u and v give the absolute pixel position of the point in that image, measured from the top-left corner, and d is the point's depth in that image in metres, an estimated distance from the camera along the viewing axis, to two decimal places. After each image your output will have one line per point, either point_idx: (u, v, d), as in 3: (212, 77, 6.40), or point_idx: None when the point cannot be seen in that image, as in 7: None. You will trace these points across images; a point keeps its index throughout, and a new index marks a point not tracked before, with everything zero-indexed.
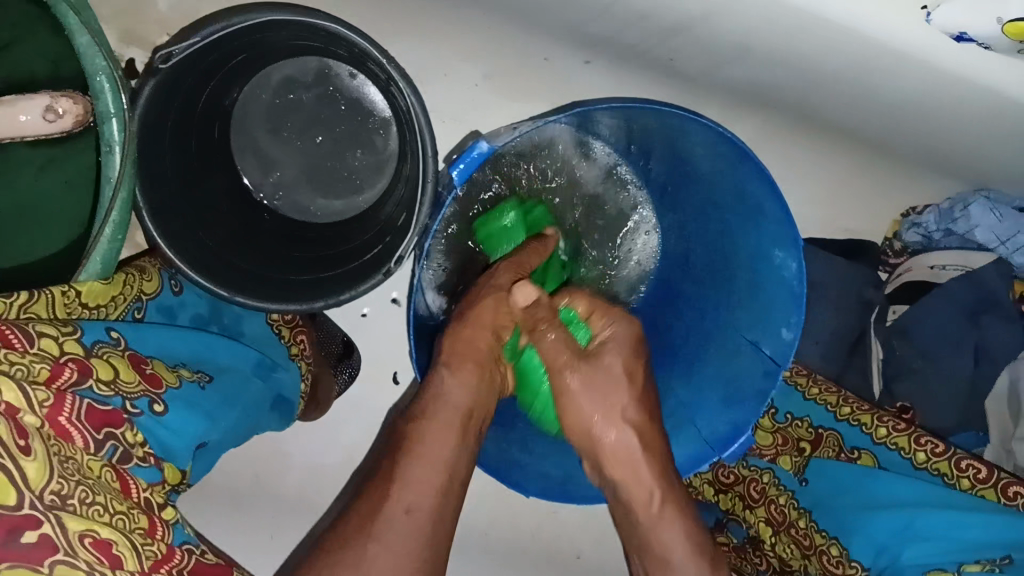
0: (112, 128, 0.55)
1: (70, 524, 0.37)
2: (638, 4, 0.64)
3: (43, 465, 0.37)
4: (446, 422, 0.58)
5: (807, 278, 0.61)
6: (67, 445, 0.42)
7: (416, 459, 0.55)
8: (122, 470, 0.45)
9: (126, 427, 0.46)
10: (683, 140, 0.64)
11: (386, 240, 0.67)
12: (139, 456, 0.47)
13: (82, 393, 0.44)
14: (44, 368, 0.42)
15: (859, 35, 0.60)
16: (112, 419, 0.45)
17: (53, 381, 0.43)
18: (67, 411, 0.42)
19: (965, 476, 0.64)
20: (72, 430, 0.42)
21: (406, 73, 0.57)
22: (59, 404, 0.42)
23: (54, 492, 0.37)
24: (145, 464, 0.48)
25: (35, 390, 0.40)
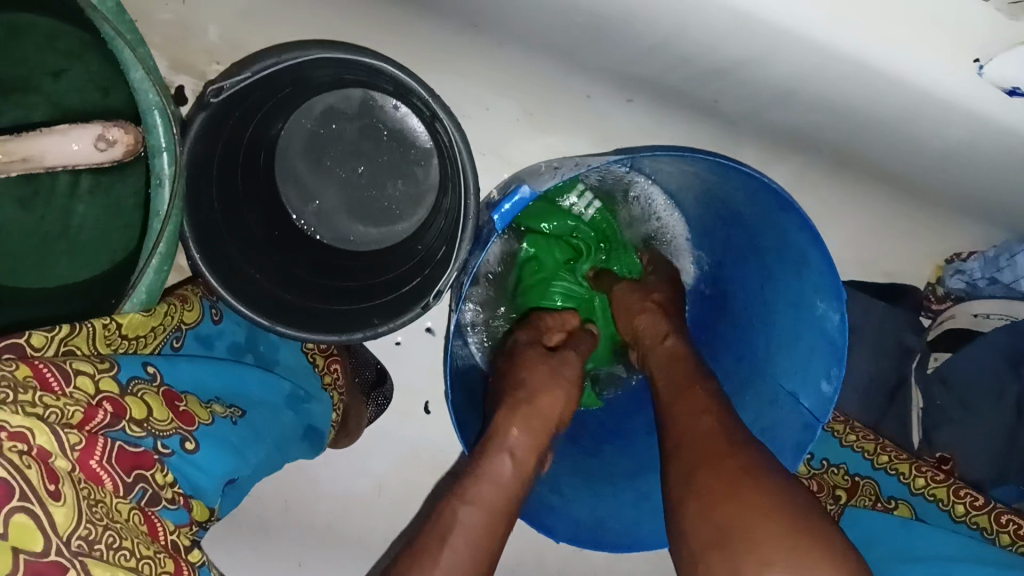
0: (163, 162, 0.54)
1: (96, 569, 0.37)
2: (681, 48, 0.64)
3: (73, 509, 0.38)
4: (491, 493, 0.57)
5: (849, 331, 0.60)
6: (97, 488, 0.42)
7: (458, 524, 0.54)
8: (150, 511, 0.46)
9: (156, 469, 0.47)
10: (725, 184, 0.63)
11: (424, 273, 0.67)
12: (167, 498, 0.47)
13: (114, 435, 0.45)
14: (77, 411, 0.43)
15: (905, 84, 0.59)
16: (142, 461, 0.46)
17: (86, 423, 0.44)
18: (98, 454, 0.43)
19: (1005, 530, 0.67)
20: (102, 473, 0.43)
21: (450, 109, 0.58)
22: (91, 448, 0.42)
23: (81, 538, 0.38)
24: (173, 505, 0.48)
25: (67, 433, 0.41)
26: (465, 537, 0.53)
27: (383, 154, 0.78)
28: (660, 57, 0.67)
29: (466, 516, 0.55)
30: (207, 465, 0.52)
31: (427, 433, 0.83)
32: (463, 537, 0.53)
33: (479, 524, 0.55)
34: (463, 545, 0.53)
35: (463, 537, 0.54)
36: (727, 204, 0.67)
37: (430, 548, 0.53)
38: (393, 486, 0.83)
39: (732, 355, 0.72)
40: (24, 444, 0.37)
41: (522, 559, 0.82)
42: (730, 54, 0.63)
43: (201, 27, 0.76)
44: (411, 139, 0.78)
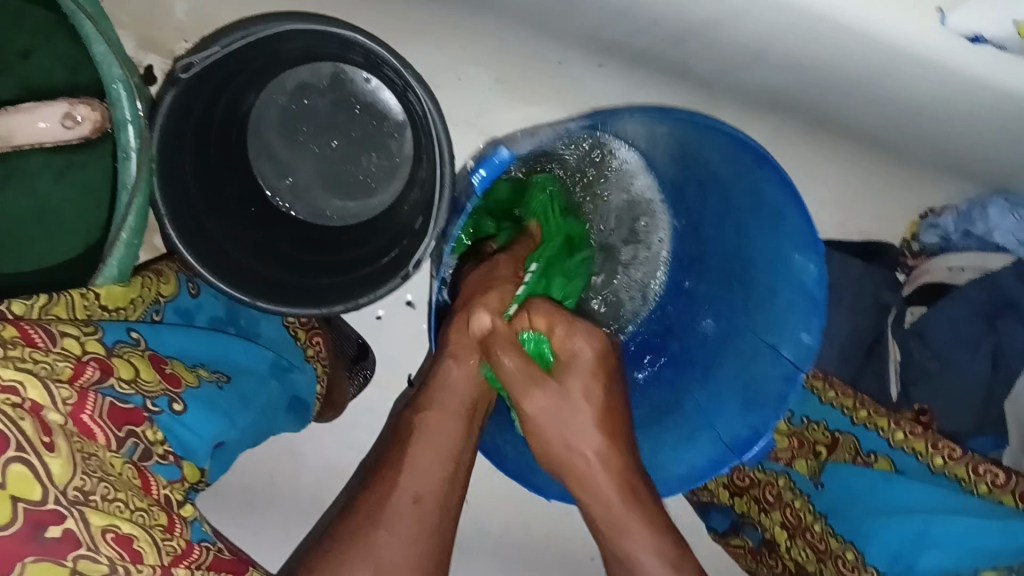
0: (129, 136, 0.56)
1: (93, 519, 0.38)
2: (650, 10, 0.64)
3: (68, 460, 0.38)
4: (447, 409, 0.59)
5: (828, 283, 0.60)
6: (90, 442, 0.42)
7: (422, 445, 0.57)
8: (143, 467, 0.46)
9: (147, 425, 0.47)
10: (706, 143, 0.63)
11: (402, 243, 0.67)
12: (159, 454, 0.47)
13: (104, 391, 0.45)
14: (66, 366, 0.43)
15: (873, 41, 0.59)
16: (134, 418, 0.46)
17: (76, 378, 0.43)
18: (88, 408, 0.43)
19: (982, 481, 0.64)
20: (94, 427, 0.43)
21: (422, 78, 0.57)
22: (81, 402, 0.42)
23: (77, 488, 0.38)
24: (165, 461, 0.48)
25: (58, 386, 0.41)
26: (428, 445, 0.57)
27: (356, 127, 0.78)
28: (631, 20, 0.67)
29: (432, 424, 0.59)
30: (196, 426, 0.51)
31: None
32: (427, 446, 0.57)
33: (444, 435, 0.58)
34: (428, 454, 0.57)
35: (427, 446, 0.57)
36: (702, 165, 0.67)
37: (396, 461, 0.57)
38: None
39: (710, 315, 0.73)
40: (17, 397, 0.37)
41: (509, 525, 0.83)
42: (700, 15, 0.63)
43: (167, 3, 0.75)
44: (384, 112, 0.77)
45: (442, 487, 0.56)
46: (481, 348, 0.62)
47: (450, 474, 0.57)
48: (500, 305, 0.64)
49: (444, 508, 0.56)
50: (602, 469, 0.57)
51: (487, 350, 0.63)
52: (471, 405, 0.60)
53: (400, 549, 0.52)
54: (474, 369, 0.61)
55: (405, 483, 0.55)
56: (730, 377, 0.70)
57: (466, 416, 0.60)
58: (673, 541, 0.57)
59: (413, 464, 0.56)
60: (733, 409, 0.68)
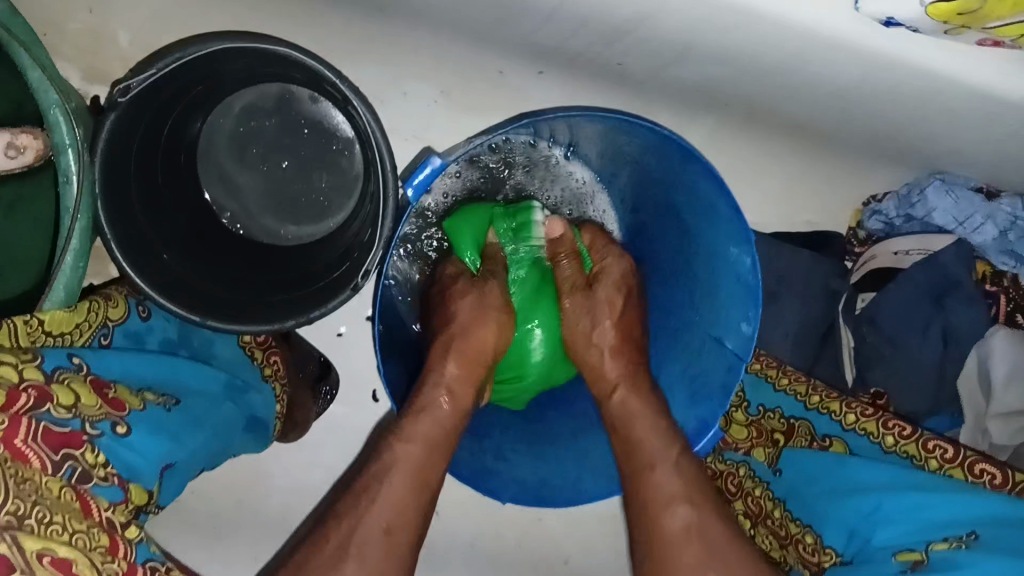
0: (68, 159, 0.53)
1: (28, 544, 0.36)
2: (578, 13, 0.66)
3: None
4: (428, 438, 0.59)
5: (761, 272, 0.62)
6: (25, 467, 0.40)
7: (396, 471, 0.57)
8: (83, 490, 0.43)
9: (86, 449, 0.44)
10: (633, 139, 0.65)
11: (352, 257, 0.68)
12: (99, 476, 0.45)
13: (41, 417, 0.42)
14: (0, 395, 0.40)
15: (791, 29, 0.60)
16: (71, 441, 0.43)
17: (10, 406, 0.41)
18: (22, 434, 0.40)
19: (933, 457, 0.66)
20: (28, 452, 0.40)
21: (359, 90, 0.59)
22: (14, 428, 0.40)
23: (10, 513, 0.36)
24: (107, 484, 0.45)
25: None
26: (407, 470, 0.57)
27: (303, 146, 0.79)
28: (562, 26, 0.68)
29: (408, 447, 0.58)
30: (142, 447, 0.49)
31: (375, 418, 0.84)
32: (403, 472, 0.57)
33: (424, 455, 0.58)
34: (405, 480, 0.57)
35: (403, 473, 0.57)
36: (642, 163, 0.68)
37: (368, 483, 0.56)
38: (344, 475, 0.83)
39: (661, 313, 0.74)
40: None
41: (480, 534, 0.84)
42: (625, 16, 0.64)
43: (110, 35, 0.76)
44: (333, 131, 0.79)
45: (407, 515, 0.55)
46: (469, 379, 0.65)
47: (413, 526, 0.55)
48: (483, 337, 0.68)
49: (412, 537, 0.55)
50: (664, 507, 0.56)
51: (471, 382, 0.65)
52: (449, 435, 0.61)
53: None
54: (454, 388, 0.63)
55: (377, 510, 0.54)
56: (680, 370, 0.71)
57: (441, 439, 0.60)
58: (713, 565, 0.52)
59: (383, 491, 0.55)
60: (681, 401, 0.70)
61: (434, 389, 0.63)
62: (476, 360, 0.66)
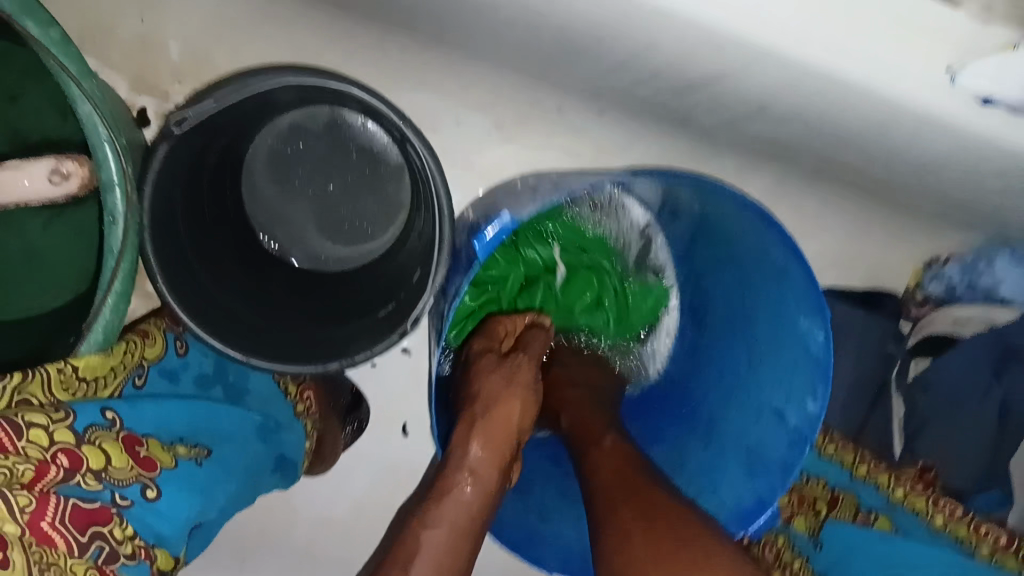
0: (115, 198, 0.51)
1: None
2: (650, 64, 0.63)
3: (21, 575, 0.35)
4: (454, 523, 0.54)
5: (833, 350, 0.59)
6: (49, 552, 0.38)
7: (423, 559, 0.52)
8: (107, 570, 0.41)
9: (114, 524, 0.41)
10: (697, 199, 0.63)
11: (399, 296, 0.67)
12: (127, 554, 0.42)
13: (66, 492, 0.40)
14: (29, 469, 0.39)
15: (879, 99, 0.56)
16: (98, 517, 0.41)
17: (39, 481, 0.39)
18: (49, 512, 0.38)
19: (985, 541, 0.66)
20: (55, 533, 0.39)
21: (422, 132, 0.56)
22: (42, 507, 0.38)
23: None
24: (133, 560, 0.42)
25: (15, 494, 0.37)
26: (432, 563, 0.52)
27: (352, 171, 0.76)
28: (631, 73, 0.66)
29: (436, 532, 0.54)
30: (171, 511, 0.46)
31: (406, 453, 0.82)
32: (429, 559, 0.52)
33: (450, 540, 0.54)
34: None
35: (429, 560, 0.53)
36: (703, 219, 0.66)
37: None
38: (373, 508, 0.82)
39: (714, 372, 0.71)
40: None
41: None
42: (699, 71, 0.61)
43: (162, 47, 0.74)
44: (382, 154, 0.76)
45: None
46: (495, 462, 0.58)
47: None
48: (511, 414, 0.61)
49: None
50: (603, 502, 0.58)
51: (499, 461, 0.58)
52: (478, 520, 0.55)
53: None
54: (478, 468, 0.57)
55: None
56: (732, 440, 0.67)
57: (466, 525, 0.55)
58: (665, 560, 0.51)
59: (411, 573, 0.51)
60: (733, 472, 0.66)
61: (459, 469, 0.57)
62: (504, 440, 0.60)
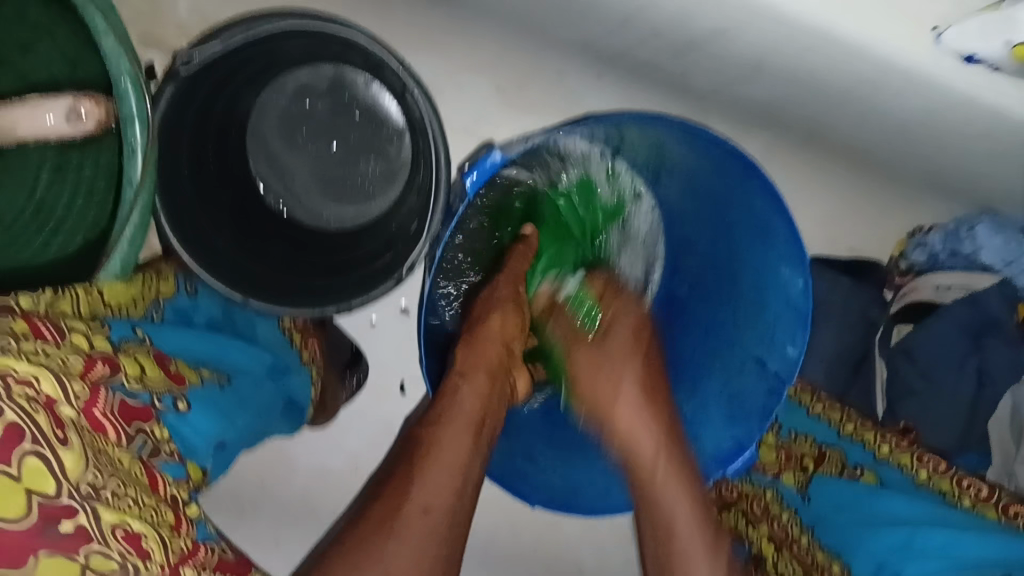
0: (135, 131, 0.53)
1: (104, 515, 0.37)
2: (648, 21, 0.65)
3: (81, 455, 0.37)
4: (458, 424, 0.58)
5: (813, 296, 0.62)
6: (101, 437, 0.41)
7: (428, 460, 0.55)
8: (151, 464, 0.44)
9: (154, 423, 0.46)
10: (685, 153, 0.65)
11: (397, 246, 0.68)
12: (166, 451, 0.46)
13: (115, 387, 0.44)
14: (79, 362, 0.42)
15: (868, 56, 0.58)
16: (141, 414, 0.45)
17: (88, 374, 0.43)
18: (100, 404, 0.42)
19: (967, 494, 0.66)
20: (106, 423, 0.42)
21: (421, 80, 0.58)
22: (92, 398, 0.41)
23: (89, 483, 0.37)
24: (172, 460, 0.46)
25: (71, 382, 0.40)
26: (448, 467, 0.54)
27: (354, 131, 0.79)
28: (631, 31, 0.68)
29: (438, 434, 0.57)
30: (198, 425, 0.50)
31: (399, 410, 0.84)
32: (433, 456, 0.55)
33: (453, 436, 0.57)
34: (445, 479, 0.54)
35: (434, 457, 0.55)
36: (692, 177, 0.69)
37: (405, 478, 0.54)
38: (368, 464, 0.83)
39: (697, 328, 0.74)
40: (30, 389, 0.36)
41: (497, 530, 0.84)
42: (697, 28, 0.63)
43: (171, 2, 0.76)
44: (384, 118, 0.78)
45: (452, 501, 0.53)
46: (484, 369, 0.62)
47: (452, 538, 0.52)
48: (493, 327, 0.65)
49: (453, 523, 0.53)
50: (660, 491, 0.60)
51: (487, 369, 0.63)
52: (478, 417, 0.59)
53: (412, 560, 0.49)
54: (470, 376, 0.61)
55: (415, 494, 0.52)
56: (716, 389, 0.71)
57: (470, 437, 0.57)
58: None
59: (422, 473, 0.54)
60: (717, 419, 0.70)
61: (457, 379, 0.61)
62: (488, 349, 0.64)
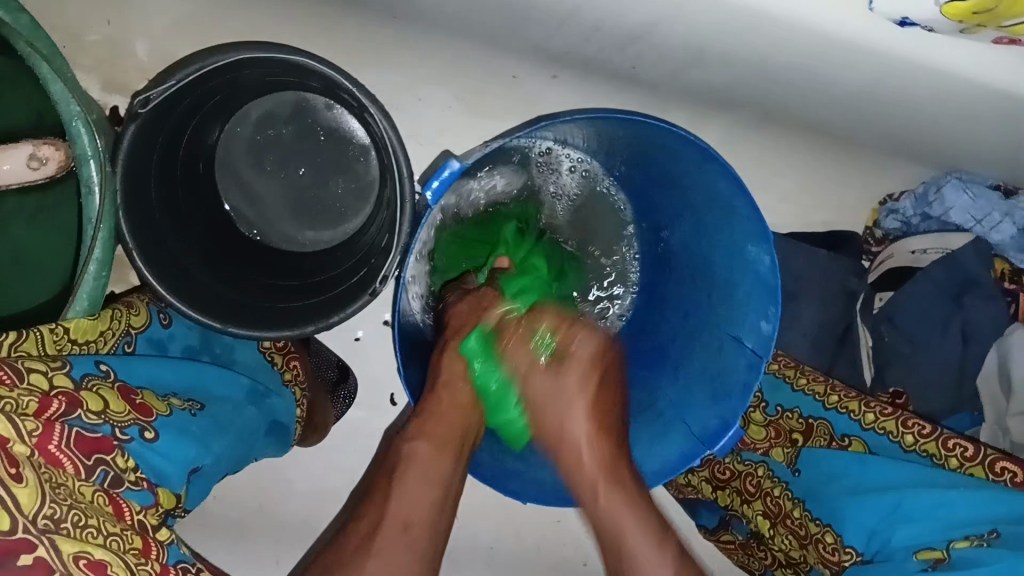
0: (91, 170, 0.55)
1: (64, 546, 0.37)
2: (592, 18, 0.66)
3: (37, 490, 0.38)
4: (446, 436, 0.61)
5: (780, 272, 0.63)
6: (58, 472, 0.42)
7: (406, 475, 0.59)
8: (114, 494, 0.45)
9: (117, 454, 0.46)
10: (640, 142, 0.66)
11: (370, 261, 0.69)
12: (131, 480, 0.47)
13: (71, 423, 0.44)
14: (33, 401, 0.42)
15: (808, 29, 0.59)
16: (102, 445, 0.45)
17: (42, 413, 0.43)
18: (55, 439, 0.43)
19: (953, 455, 0.66)
20: (62, 457, 0.43)
21: (377, 99, 0.58)
22: (47, 434, 0.42)
23: (48, 516, 0.37)
24: (138, 487, 0.47)
25: (23, 420, 0.41)
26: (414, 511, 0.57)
27: (322, 153, 0.80)
28: (574, 28, 0.68)
29: (421, 447, 0.60)
30: (170, 453, 0.51)
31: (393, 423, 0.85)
32: (411, 474, 0.59)
33: (433, 451, 0.60)
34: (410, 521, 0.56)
35: (411, 475, 0.59)
36: (658, 167, 0.69)
37: (387, 491, 0.58)
38: None
39: (677, 313, 0.74)
40: None
41: (500, 535, 0.84)
42: (640, 19, 0.64)
43: (127, 45, 0.76)
44: (348, 136, 0.80)
45: (429, 508, 0.58)
46: (470, 374, 0.64)
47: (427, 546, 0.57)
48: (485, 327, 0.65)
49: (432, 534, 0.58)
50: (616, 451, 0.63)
51: (477, 377, 0.64)
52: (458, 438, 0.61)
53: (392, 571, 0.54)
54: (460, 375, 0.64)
55: (397, 498, 0.58)
56: (698, 370, 0.71)
57: (452, 437, 0.61)
58: (653, 536, 0.59)
59: (400, 485, 0.58)
60: (700, 402, 0.70)
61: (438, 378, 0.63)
62: (467, 351, 0.65)
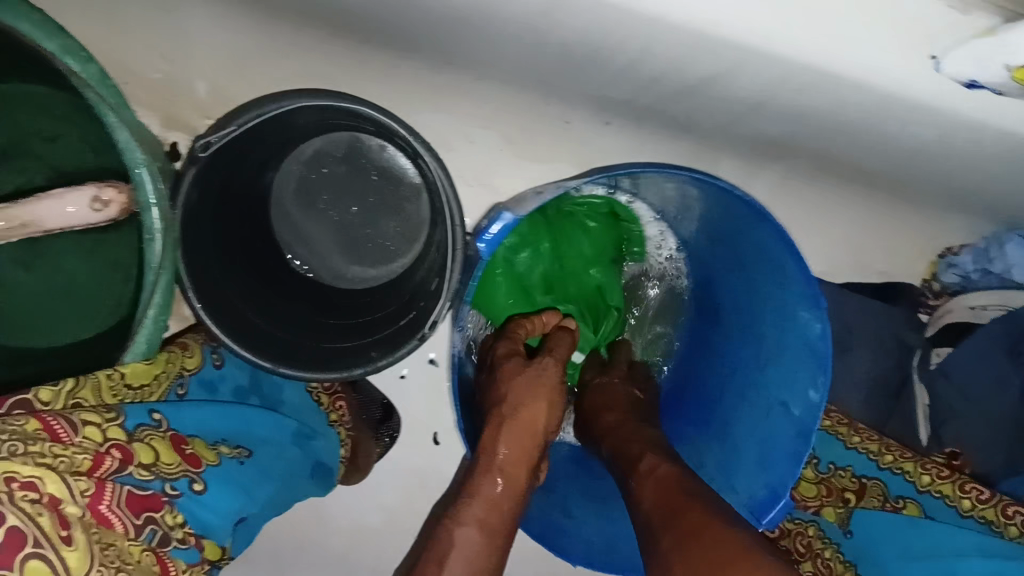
0: (153, 217, 0.54)
1: None
2: (648, 70, 0.65)
3: (86, 553, 0.38)
4: (495, 516, 0.58)
5: (833, 337, 0.62)
6: (109, 532, 0.42)
7: (451, 556, 0.55)
8: (161, 552, 0.46)
9: (165, 511, 0.47)
10: (691, 193, 0.65)
11: (418, 305, 0.69)
12: (178, 538, 0.47)
13: (123, 479, 0.45)
14: (86, 459, 0.43)
15: (870, 89, 0.58)
16: (151, 504, 0.46)
17: (96, 469, 0.43)
18: (107, 499, 0.43)
19: (1013, 524, 0.64)
20: (112, 517, 0.42)
21: (430, 145, 0.59)
22: (99, 493, 0.42)
23: None
24: (185, 545, 0.48)
25: (77, 480, 0.41)
26: (463, 558, 0.55)
27: (373, 193, 0.80)
28: (629, 79, 0.68)
29: (473, 534, 0.56)
30: (215, 503, 0.51)
31: (435, 461, 0.85)
32: (458, 560, 0.55)
33: (484, 539, 0.56)
34: (461, 567, 0.54)
35: (459, 558, 0.55)
36: (712, 220, 0.68)
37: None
38: (406, 517, 0.84)
39: (727, 368, 0.74)
40: (33, 493, 0.37)
41: None
42: (697, 73, 0.63)
43: (188, 84, 0.78)
44: (400, 176, 0.80)
45: None
46: (525, 460, 0.61)
47: None
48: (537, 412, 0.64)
49: None
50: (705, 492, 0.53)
51: (528, 460, 0.61)
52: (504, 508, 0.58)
53: None
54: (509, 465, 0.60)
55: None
56: (747, 429, 0.70)
57: (498, 517, 0.58)
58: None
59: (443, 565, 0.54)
60: (747, 464, 0.70)
61: (491, 460, 0.60)
62: (532, 431, 0.63)
